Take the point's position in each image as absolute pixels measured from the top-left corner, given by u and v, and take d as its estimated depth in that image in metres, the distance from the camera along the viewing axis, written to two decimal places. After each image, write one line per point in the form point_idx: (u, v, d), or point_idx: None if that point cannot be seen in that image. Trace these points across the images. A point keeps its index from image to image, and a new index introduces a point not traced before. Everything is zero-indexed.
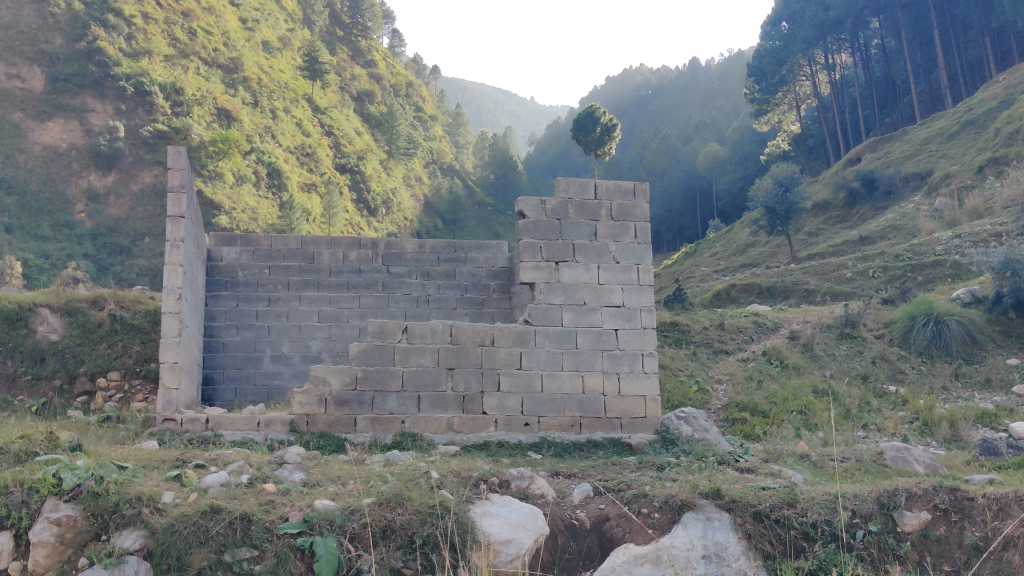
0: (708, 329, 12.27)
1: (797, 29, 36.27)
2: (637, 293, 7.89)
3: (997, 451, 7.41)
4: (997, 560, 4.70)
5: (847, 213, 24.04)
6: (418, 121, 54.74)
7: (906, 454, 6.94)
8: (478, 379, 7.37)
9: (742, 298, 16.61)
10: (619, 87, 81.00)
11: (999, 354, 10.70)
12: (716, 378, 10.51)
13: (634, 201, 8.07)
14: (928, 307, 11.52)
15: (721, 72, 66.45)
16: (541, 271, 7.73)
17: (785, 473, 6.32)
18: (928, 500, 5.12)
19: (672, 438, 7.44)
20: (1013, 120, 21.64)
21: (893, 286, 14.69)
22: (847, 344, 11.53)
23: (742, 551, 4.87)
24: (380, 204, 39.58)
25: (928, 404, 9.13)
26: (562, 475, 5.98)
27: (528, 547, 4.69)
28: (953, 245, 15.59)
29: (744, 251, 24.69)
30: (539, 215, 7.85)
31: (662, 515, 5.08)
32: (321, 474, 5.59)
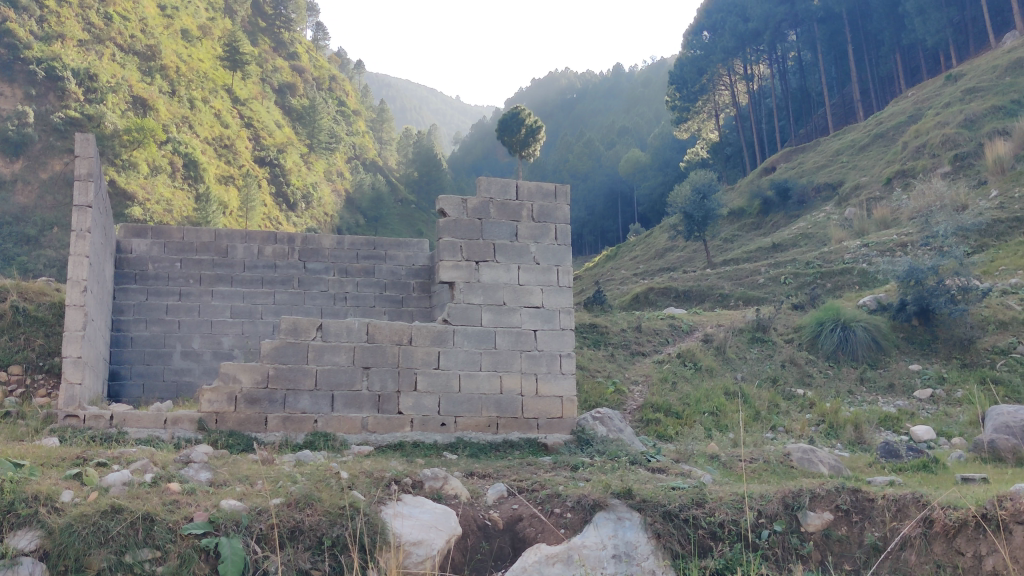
0: (625, 331, 12.41)
1: (717, 39, 36.65)
2: (556, 294, 7.93)
3: (897, 453, 7.67)
4: (895, 560, 4.83)
5: (761, 221, 24.60)
6: (341, 116, 54.15)
7: (812, 455, 7.12)
8: (394, 378, 7.29)
9: (660, 301, 16.56)
10: (545, 90, 81.51)
11: (902, 359, 11.09)
12: (633, 379, 10.61)
13: (556, 203, 8.12)
14: (836, 313, 11.84)
15: (645, 80, 67.64)
16: (461, 270, 7.70)
17: (695, 473, 6.43)
18: (831, 501, 5.21)
19: (588, 439, 7.48)
20: (920, 134, 22.57)
21: (803, 292, 15.15)
22: (758, 348, 11.78)
23: (651, 550, 4.93)
24: (299, 199, 39.11)
25: (834, 407, 9.40)
26: (477, 476, 5.95)
27: (439, 547, 4.66)
28: (862, 254, 16.13)
29: (662, 255, 25.10)
30: (459, 214, 7.81)
31: (574, 515, 5.13)
32: (229, 473, 5.46)
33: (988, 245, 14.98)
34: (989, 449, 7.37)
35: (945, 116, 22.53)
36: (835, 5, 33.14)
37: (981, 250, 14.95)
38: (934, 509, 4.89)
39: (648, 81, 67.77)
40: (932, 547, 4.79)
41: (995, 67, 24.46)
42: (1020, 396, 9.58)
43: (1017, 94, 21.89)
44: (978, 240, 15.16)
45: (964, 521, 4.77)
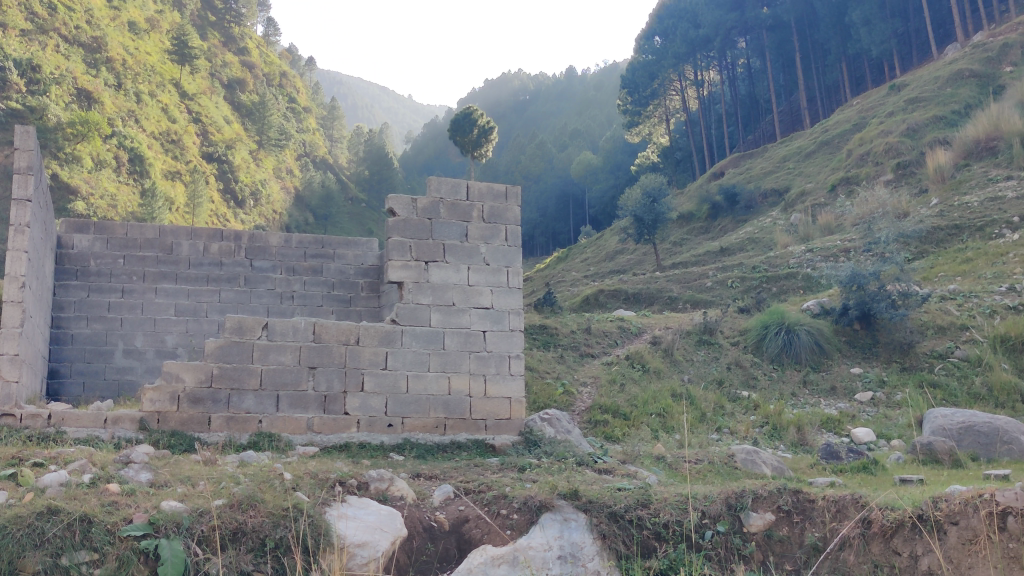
0: (575, 332, 12.45)
1: (668, 44, 36.64)
2: (506, 295, 7.94)
3: (838, 455, 7.78)
4: (834, 560, 4.90)
5: (709, 225, 24.88)
6: (291, 113, 53.61)
7: (755, 456, 7.20)
8: (341, 378, 7.23)
9: (609, 303, 16.66)
10: (498, 91, 81.63)
11: (844, 363, 11.30)
12: (581, 380, 10.65)
13: (506, 204, 8.13)
14: (780, 316, 12.02)
15: (597, 83, 68.11)
16: (410, 270, 7.67)
17: (641, 474, 6.50)
18: (773, 502, 5.28)
19: (536, 440, 7.49)
20: (864, 143, 23.06)
21: (750, 296, 15.39)
22: (705, 350, 11.92)
23: (597, 551, 4.96)
24: (248, 195, 38.71)
25: (777, 409, 9.55)
26: (423, 477, 5.94)
27: (384, 549, 4.63)
28: (806, 259, 16.43)
29: (612, 258, 25.27)
30: (409, 214, 7.78)
31: (521, 516, 5.15)
32: (170, 474, 5.37)
33: (928, 252, 15.35)
34: (926, 450, 7.52)
35: (889, 125, 23.03)
36: (784, 13, 33.92)
37: (921, 257, 15.32)
38: (873, 510, 4.97)
39: (600, 84, 68.25)
40: (870, 547, 4.87)
41: (936, 78, 25.06)
42: (956, 399, 9.83)
43: (958, 105, 22.46)
44: (918, 247, 15.52)
45: (901, 522, 4.84)
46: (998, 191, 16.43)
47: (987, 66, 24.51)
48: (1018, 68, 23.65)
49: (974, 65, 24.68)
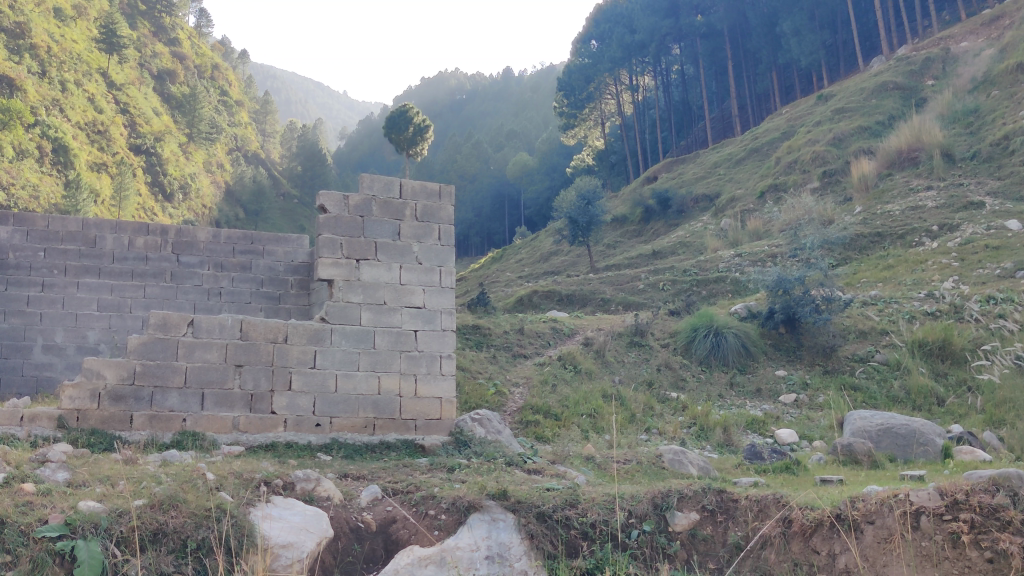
0: (508, 333, 12.47)
1: (604, 48, 36.58)
2: (438, 294, 7.93)
3: (761, 455, 7.94)
4: (756, 558, 4.97)
5: (642, 228, 25.17)
6: (223, 106, 52.63)
7: (682, 457, 7.28)
8: (268, 377, 7.12)
9: (543, 304, 16.73)
10: (434, 89, 81.42)
11: (769, 365, 11.55)
12: (513, 381, 10.66)
13: (439, 203, 8.14)
14: (709, 319, 12.22)
15: (534, 85, 68.50)
16: (340, 268, 7.59)
17: (570, 474, 6.55)
18: (698, 501, 5.36)
19: (466, 440, 7.46)
20: (792, 151, 23.60)
21: (680, 299, 15.64)
22: (635, 352, 12.04)
23: (524, 551, 4.97)
24: (176, 189, 37.98)
25: (704, 410, 9.71)
26: (351, 477, 5.88)
27: (310, 550, 4.58)
28: (735, 263, 16.81)
29: (546, 259, 25.40)
30: (341, 211, 7.71)
31: (449, 516, 5.15)
32: (88, 473, 5.22)
33: (851, 258, 15.79)
34: (846, 452, 7.71)
35: (816, 134, 23.59)
36: (717, 22, 34.42)
37: (844, 263, 15.75)
38: (794, 510, 5.06)
39: (537, 86, 68.65)
40: (790, 545, 4.94)
41: (862, 90, 25.74)
42: (875, 401, 10.13)
43: (882, 117, 23.13)
44: (842, 253, 15.94)
45: (820, 521, 4.93)
46: (919, 201, 16.97)
47: (910, 79, 25.28)
48: (939, 82, 24.46)
49: (898, 78, 25.42)
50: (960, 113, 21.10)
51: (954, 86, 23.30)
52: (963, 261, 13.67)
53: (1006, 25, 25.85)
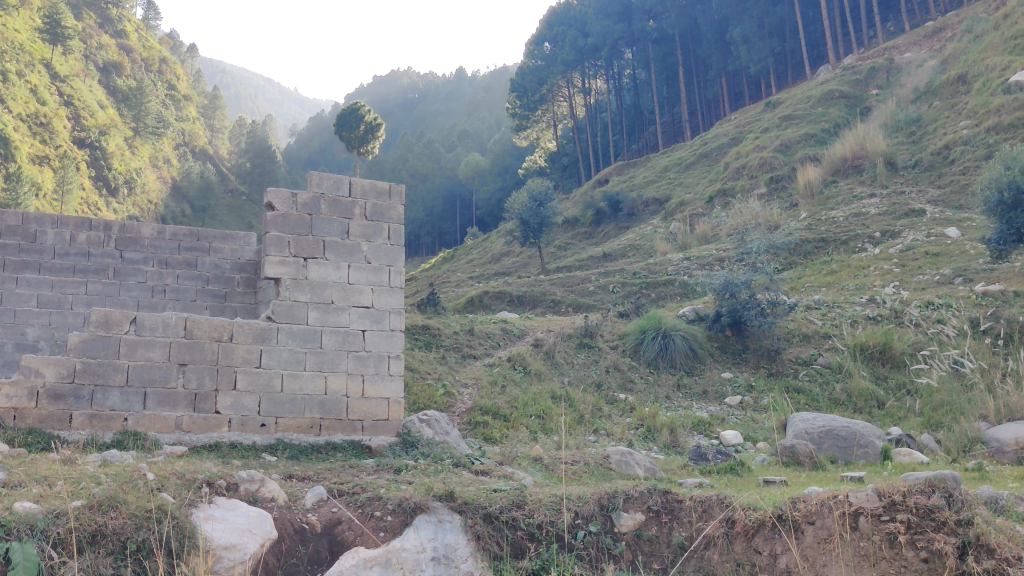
0: (458, 333, 12.44)
1: (558, 50, 36.81)
2: (387, 294, 7.89)
3: (707, 456, 8.04)
4: (699, 558, 5.03)
5: (593, 230, 25.31)
6: (170, 100, 51.75)
7: (630, 458, 7.34)
8: (212, 376, 7.01)
9: (493, 305, 16.73)
10: (386, 87, 81.03)
11: (716, 367, 11.69)
12: (463, 382, 10.64)
13: (389, 202, 8.11)
14: (657, 321, 12.32)
15: (486, 85, 68.60)
16: (288, 266, 7.52)
17: (517, 475, 6.55)
18: (643, 502, 5.41)
19: (413, 441, 7.44)
20: (740, 156, 23.94)
21: (629, 301, 15.78)
22: (585, 353, 12.09)
23: (470, 552, 4.97)
24: (121, 184, 37.25)
25: (652, 412, 9.80)
26: (296, 478, 5.82)
27: (253, 551, 4.53)
28: (683, 267, 17.02)
29: (497, 260, 25.43)
30: (288, 209, 7.63)
31: (395, 518, 5.14)
32: (25, 474, 5.10)
33: (796, 263, 16.06)
34: (789, 453, 7.84)
35: (763, 140, 23.96)
36: (669, 27, 34.62)
37: (789, 267, 16.01)
38: (737, 510, 5.13)
39: (489, 87, 68.77)
40: (733, 545, 5.01)
41: (809, 97, 26.19)
42: (818, 404, 10.32)
43: (827, 124, 23.56)
44: (787, 258, 16.19)
45: (762, 521, 4.99)
46: (862, 207, 17.32)
47: (854, 88, 25.80)
48: (883, 91, 25.00)
49: (843, 86, 25.92)
50: (902, 122, 21.57)
51: (897, 96, 23.84)
52: (904, 268, 13.99)
53: (947, 37, 26.51)
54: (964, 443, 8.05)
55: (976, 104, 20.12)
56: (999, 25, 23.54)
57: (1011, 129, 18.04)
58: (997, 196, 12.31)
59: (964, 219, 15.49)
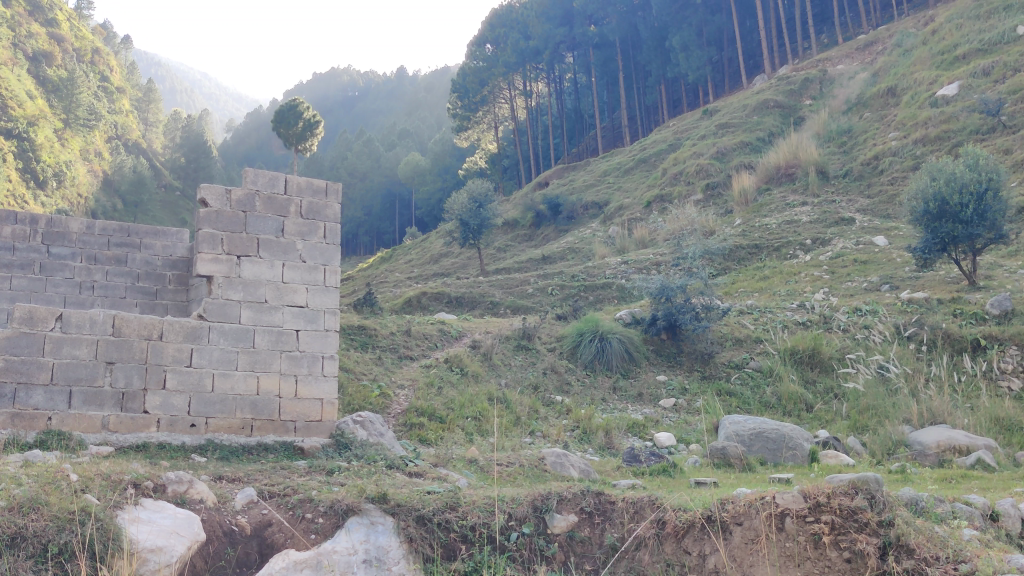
0: (394, 334, 12.35)
1: (499, 52, 36.11)
2: (321, 294, 7.82)
3: (640, 458, 8.13)
4: (630, 559, 5.10)
5: (532, 233, 25.39)
6: (102, 92, 50.46)
7: (564, 459, 7.36)
8: (141, 375, 6.87)
9: (431, 306, 16.66)
10: (326, 84, 80.36)
11: (651, 370, 11.82)
12: (399, 383, 10.57)
13: (325, 201, 8.04)
14: (595, 324, 12.40)
15: (427, 85, 68.43)
16: (220, 264, 7.40)
17: (451, 477, 6.54)
18: (576, 503, 5.45)
19: (347, 442, 7.38)
20: (678, 163, 24.26)
21: (567, 304, 15.89)
22: (522, 356, 12.12)
23: (403, 554, 4.97)
24: (50, 176, 36.19)
25: (588, 414, 9.87)
26: (226, 479, 5.74)
27: (180, 554, 4.48)
28: (621, 270, 17.23)
29: (437, 261, 25.34)
30: (222, 205, 7.51)
31: (327, 520, 5.11)
32: None
33: (730, 269, 16.32)
34: (720, 455, 8.01)
35: (700, 148, 24.33)
36: (609, 33, 34.90)
37: (724, 273, 16.27)
38: (668, 511, 5.19)
39: (430, 87, 68.62)
40: (663, 546, 5.09)
41: (745, 106, 26.64)
42: (748, 406, 10.52)
43: (762, 133, 24.03)
44: (722, 263, 16.44)
45: (692, 522, 5.06)
46: (794, 215, 17.69)
47: (789, 98, 26.33)
48: (816, 102, 25.59)
49: (779, 96, 26.43)
50: (834, 133, 22.10)
51: (829, 107, 24.42)
52: (833, 274, 14.34)
53: (878, 51, 27.26)
54: (889, 445, 8.28)
55: (904, 116, 20.70)
56: (927, 41, 24.29)
57: (937, 142, 18.61)
58: (923, 207, 12.69)
59: (891, 229, 15.95)
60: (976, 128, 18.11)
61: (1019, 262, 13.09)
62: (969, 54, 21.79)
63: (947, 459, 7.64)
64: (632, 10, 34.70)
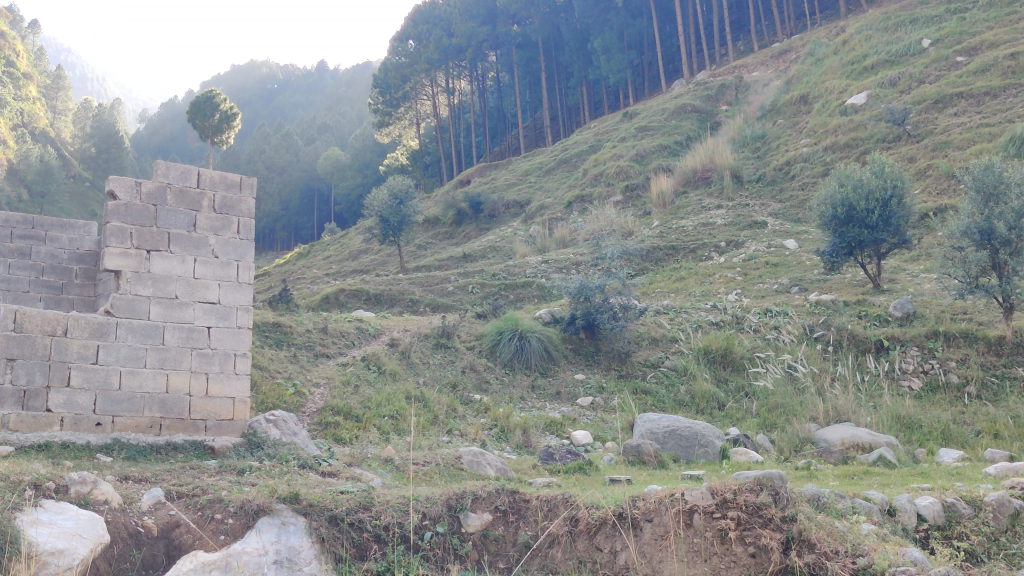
0: (310, 331, 12.18)
1: (421, 48, 35.65)
2: (234, 290, 7.67)
3: (556, 456, 8.21)
4: (544, 557, 5.16)
5: (453, 231, 25.32)
6: (7, 78, 48.46)
7: (481, 458, 7.37)
8: (44, 373, 6.66)
9: (349, 303, 16.47)
10: (244, 74, 78.77)
11: (569, 369, 11.95)
12: (314, 381, 10.43)
13: (240, 195, 7.90)
14: (514, 323, 12.44)
15: (349, 80, 67.75)
16: (129, 258, 7.21)
17: (364, 477, 6.50)
18: (491, 502, 5.46)
19: (258, 442, 7.26)
20: (598, 164, 24.54)
21: (487, 302, 15.95)
22: (441, 354, 12.05)
23: (315, 554, 4.94)
24: None
25: (506, 412, 9.91)
26: (132, 480, 5.59)
27: (83, 556, 4.41)
28: (541, 270, 17.38)
29: (355, 258, 25.08)
30: (132, 198, 7.33)
31: (237, 521, 5.03)
32: None
33: (648, 269, 16.55)
34: (635, 453, 8.11)
35: (620, 150, 24.65)
36: (532, 34, 34.97)
37: (642, 273, 16.50)
38: (580, 509, 5.25)
39: (352, 82, 67.96)
40: (575, 543, 5.15)
41: (664, 109, 27.05)
42: (663, 405, 10.72)
43: (680, 136, 24.49)
44: (640, 263, 16.65)
45: (603, 519, 5.13)
46: (709, 218, 18.07)
47: (707, 103, 26.87)
48: (732, 108, 26.20)
49: (696, 100, 26.94)
50: (748, 138, 22.65)
51: (744, 113, 25.03)
52: (745, 276, 14.70)
53: (791, 59, 28.04)
54: (796, 443, 8.53)
55: (815, 124, 21.32)
56: (838, 51, 25.11)
57: (846, 149, 19.23)
58: (831, 212, 13.10)
59: (801, 233, 16.45)
60: (882, 136, 18.78)
61: (920, 266, 13.65)
62: (877, 65, 22.57)
63: (851, 456, 7.91)
64: (555, 11, 34.95)
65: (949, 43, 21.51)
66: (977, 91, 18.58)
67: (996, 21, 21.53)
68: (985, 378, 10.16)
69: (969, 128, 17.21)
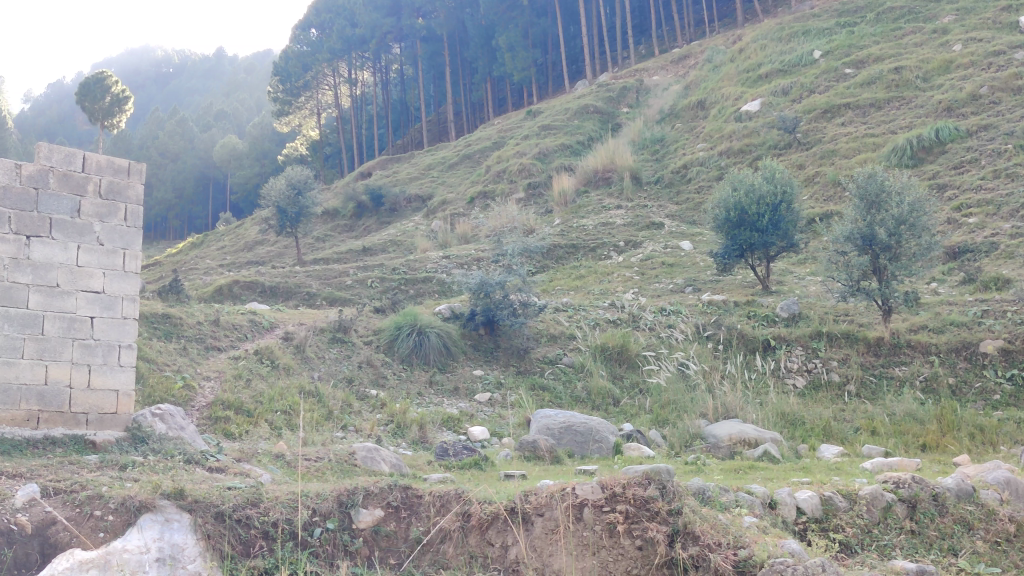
0: (201, 323, 11.83)
1: (324, 38, 35.16)
2: (120, 279, 7.42)
3: (452, 451, 8.23)
4: (434, 552, 5.17)
5: (352, 223, 25.01)
6: None
7: (376, 454, 7.29)
8: None
9: (243, 295, 16.11)
10: (137, 58, 76.18)
11: (467, 365, 11.97)
12: (204, 375, 10.16)
13: (128, 180, 7.63)
14: (413, 318, 12.37)
15: (248, 67, 66.25)
16: (6, 244, 6.87)
17: (253, 473, 6.37)
18: (382, 498, 5.41)
19: (143, 437, 7.06)
20: (501, 161, 24.65)
21: (386, 296, 15.83)
22: (337, 348, 11.88)
23: (199, 551, 4.90)
24: None
25: (402, 408, 9.86)
26: (5, 475, 5.34)
27: None
28: (441, 265, 17.37)
29: (251, 248, 24.54)
30: (11, 180, 6.99)
31: (117, 518, 4.90)
32: None
33: (548, 267, 16.71)
34: (530, 449, 8.19)
35: (523, 147, 24.80)
36: (437, 27, 34.88)
37: (542, 270, 16.63)
38: (472, 503, 5.25)
39: (251, 69, 66.47)
40: (467, 538, 5.15)
41: (566, 109, 27.29)
42: (560, 401, 10.86)
43: (582, 137, 24.82)
44: (540, 261, 16.79)
45: (495, 514, 5.15)
46: (609, 218, 18.35)
47: (608, 104, 27.25)
48: (632, 111, 26.65)
49: (598, 101, 27.27)
50: (647, 140, 23.09)
51: (645, 115, 25.51)
52: (642, 276, 14.99)
53: (691, 64, 28.69)
54: (686, 438, 8.74)
55: (711, 129, 21.90)
56: (735, 58, 25.83)
57: (740, 154, 19.82)
58: (725, 214, 13.45)
59: (696, 234, 16.90)
60: (774, 143, 19.43)
61: (807, 270, 14.18)
62: (771, 74, 23.30)
63: (737, 451, 8.18)
64: (462, 6, 34.98)
65: (839, 55, 22.36)
66: (863, 103, 19.38)
67: (881, 36, 22.52)
68: (864, 377, 10.62)
69: (854, 138, 17.94)
